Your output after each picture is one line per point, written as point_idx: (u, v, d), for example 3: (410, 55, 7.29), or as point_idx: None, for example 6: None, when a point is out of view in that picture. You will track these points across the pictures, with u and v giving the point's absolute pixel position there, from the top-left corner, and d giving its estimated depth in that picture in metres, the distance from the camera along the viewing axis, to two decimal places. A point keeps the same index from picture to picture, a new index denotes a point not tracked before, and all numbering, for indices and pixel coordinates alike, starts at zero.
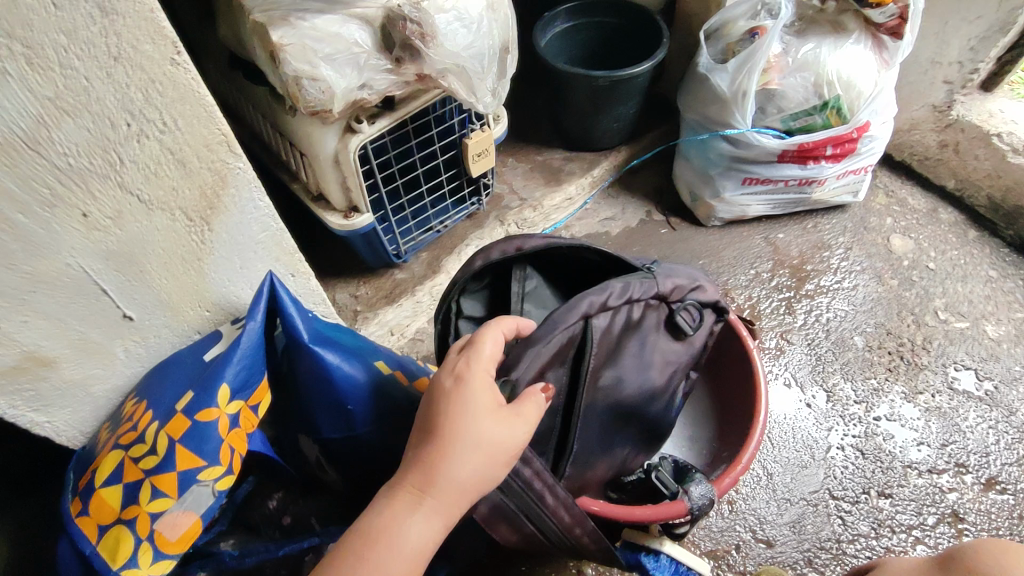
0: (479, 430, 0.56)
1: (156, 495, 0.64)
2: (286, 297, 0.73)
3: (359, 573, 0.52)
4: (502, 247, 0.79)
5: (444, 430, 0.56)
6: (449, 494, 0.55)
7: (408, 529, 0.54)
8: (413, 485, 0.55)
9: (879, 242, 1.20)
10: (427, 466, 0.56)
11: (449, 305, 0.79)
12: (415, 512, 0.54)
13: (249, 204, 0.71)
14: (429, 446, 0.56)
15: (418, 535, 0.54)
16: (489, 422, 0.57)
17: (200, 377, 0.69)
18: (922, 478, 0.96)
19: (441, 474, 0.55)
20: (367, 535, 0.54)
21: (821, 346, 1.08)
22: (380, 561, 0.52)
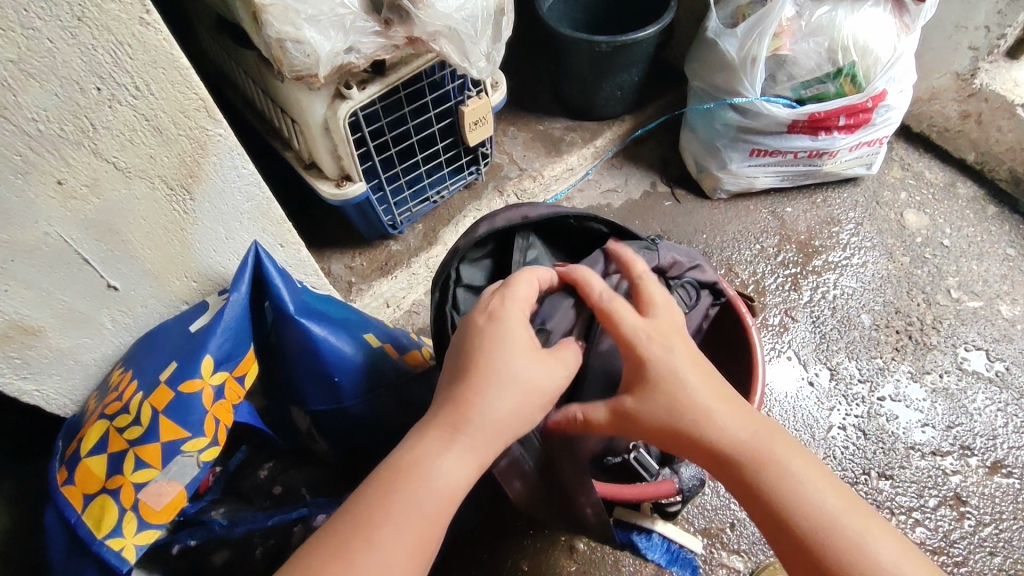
0: (517, 369, 0.56)
1: (140, 465, 0.64)
2: (272, 268, 0.72)
3: (394, 505, 0.51)
4: (503, 216, 0.77)
5: (480, 366, 0.55)
6: (484, 431, 0.54)
7: (442, 465, 0.53)
8: (446, 421, 0.54)
9: (892, 218, 1.16)
10: (460, 402, 0.55)
11: (449, 272, 0.75)
12: (449, 447, 0.53)
13: (231, 171, 0.69)
14: (465, 383, 0.55)
15: (452, 472, 0.53)
16: (527, 361, 0.56)
17: (184, 347, 0.68)
18: (925, 460, 0.94)
19: (476, 411, 0.54)
20: (399, 467, 0.53)
21: (826, 325, 1.05)
22: (414, 496, 0.52)
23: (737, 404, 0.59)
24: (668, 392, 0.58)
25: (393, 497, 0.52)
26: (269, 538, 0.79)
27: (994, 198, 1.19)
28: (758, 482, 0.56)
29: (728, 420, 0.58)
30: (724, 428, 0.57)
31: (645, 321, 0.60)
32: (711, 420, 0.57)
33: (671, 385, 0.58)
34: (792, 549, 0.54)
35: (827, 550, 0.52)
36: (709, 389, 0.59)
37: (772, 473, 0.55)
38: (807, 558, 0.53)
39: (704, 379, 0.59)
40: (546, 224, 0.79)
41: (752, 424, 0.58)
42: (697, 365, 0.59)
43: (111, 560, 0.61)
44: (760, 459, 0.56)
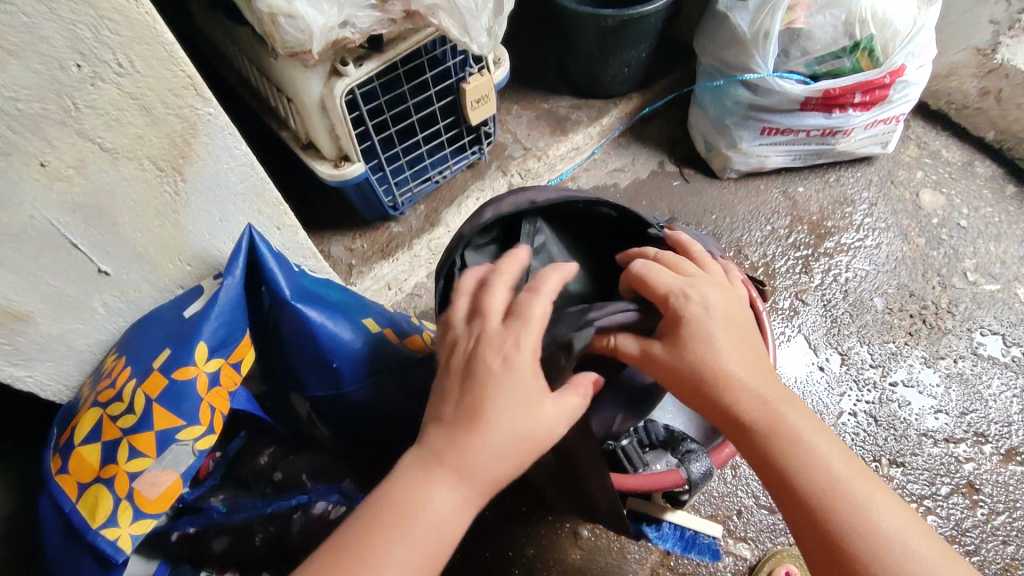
0: (523, 419, 0.52)
1: (134, 455, 0.63)
2: (267, 251, 0.70)
3: (380, 549, 0.48)
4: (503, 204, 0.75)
5: (487, 411, 0.51)
6: (481, 479, 0.51)
7: (435, 508, 0.50)
8: (445, 462, 0.51)
9: (907, 198, 1.12)
10: (460, 445, 0.51)
11: (453, 259, 0.72)
12: (442, 490, 0.51)
13: (224, 152, 0.66)
14: (466, 409, 0.53)
15: (444, 516, 0.50)
16: (534, 413, 0.52)
17: (177, 333, 0.66)
18: (938, 447, 0.92)
19: (476, 460, 0.51)
20: (391, 507, 0.50)
21: (837, 309, 1.02)
22: (401, 539, 0.49)
23: (764, 373, 0.59)
24: (697, 352, 0.58)
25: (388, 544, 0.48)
26: (269, 525, 0.78)
27: (1013, 177, 1.15)
28: (774, 447, 0.55)
29: (752, 380, 0.58)
30: (747, 391, 0.57)
31: (683, 283, 0.62)
32: (735, 383, 0.57)
33: (700, 344, 0.58)
34: (795, 508, 0.54)
35: (834, 514, 0.52)
36: (737, 353, 0.59)
37: (789, 439, 0.55)
38: (812, 522, 0.53)
39: (735, 343, 0.59)
40: (553, 209, 0.77)
41: (778, 392, 0.58)
42: (729, 328, 0.60)
43: (107, 549, 0.61)
44: (779, 424, 0.56)
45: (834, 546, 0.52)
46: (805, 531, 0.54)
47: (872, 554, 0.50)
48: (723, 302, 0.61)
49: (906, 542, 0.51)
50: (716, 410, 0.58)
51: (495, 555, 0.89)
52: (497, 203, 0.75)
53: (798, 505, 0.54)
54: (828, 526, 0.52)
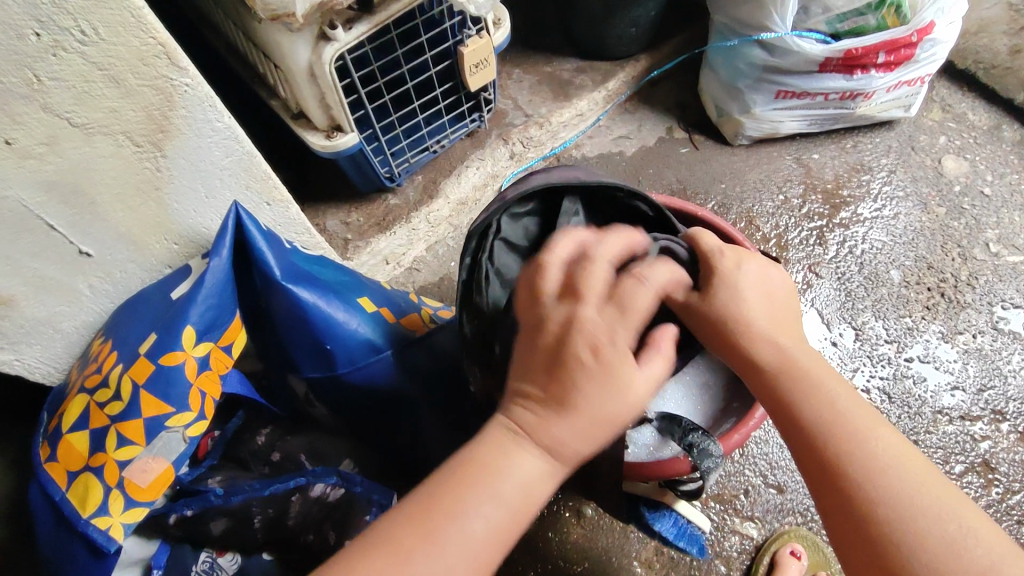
0: (604, 406, 0.49)
1: (122, 442, 0.61)
2: (254, 229, 0.67)
3: (446, 509, 0.47)
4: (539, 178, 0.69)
5: (569, 403, 0.49)
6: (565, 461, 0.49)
7: (518, 468, 0.49)
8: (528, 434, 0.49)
9: (928, 164, 1.07)
10: (541, 426, 0.49)
11: (490, 222, 0.66)
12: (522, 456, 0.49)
13: (205, 126, 0.62)
14: (546, 380, 0.50)
15: (525, 475, 0.49)
16: (617, 398, 0.49)
17: (164, 317, 0.64)
18: (953, 425, 0.89)
19: (561, 443, 0.49)
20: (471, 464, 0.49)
21: (852, 282, 0.98)
22: (472, 498, 0.47)
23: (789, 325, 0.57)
24: (720, 296, 0.57)
25: (448, 529, 0.46)
26: (268, 508, 0.76)
27: None
28: (782, 384, 0.54)
29: (769, 324, 0.56)
30: (761, 329, 0.56)
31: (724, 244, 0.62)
32: (754, 326, 0.56)
33: (724, 291, 0.58)
34: (798, 443, 0.53)
35: (833, 444, 0.50)
36: (765, 307, 0.57)
37: (799, 377, 0.53)
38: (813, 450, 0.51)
39: (768, 300, 0.58)
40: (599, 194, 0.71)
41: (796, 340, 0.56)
42: (762, 282, 0.58)
43: (98, 539, 0.59)
44: (790, 360, 0.54)
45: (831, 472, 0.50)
46: (806, 462, 0.52)
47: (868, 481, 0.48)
48: (762, 270, 0.59)
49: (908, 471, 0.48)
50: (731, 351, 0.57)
51: None
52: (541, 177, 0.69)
53: (802, 436, 0.52)
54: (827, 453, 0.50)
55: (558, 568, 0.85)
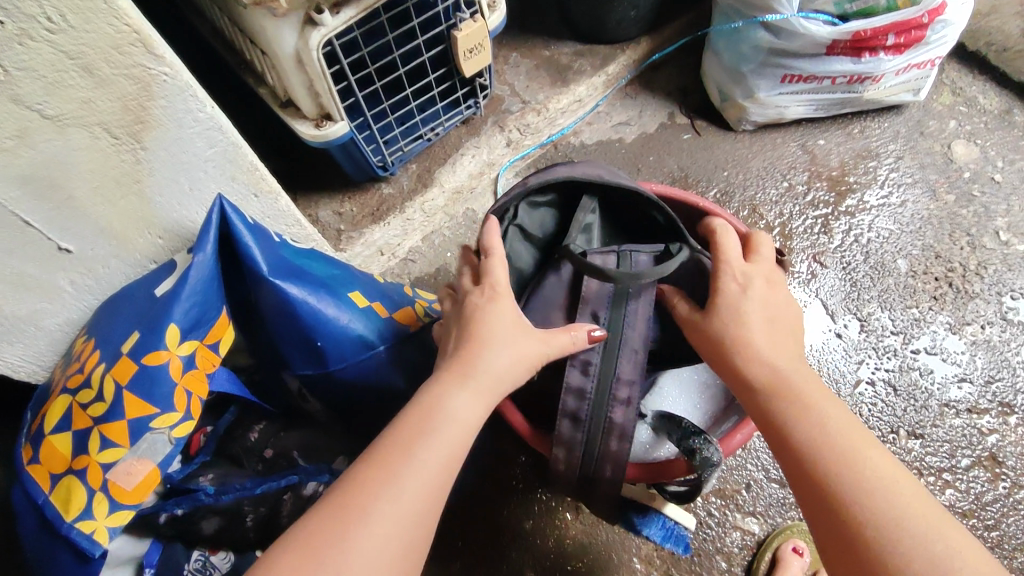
0: (507, 335, 0.57)
1: (106, 445, 0.59)
2: (240, 223, 0.65)
3: (398, 456, 0.50)
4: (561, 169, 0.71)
5: (475, 337, 0.57)
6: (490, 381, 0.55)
7: (454, 406, 0.53)
8: (455, 372, 0.55)
9: (937, 150, 1.04)
10: (463, 359, 0.56)
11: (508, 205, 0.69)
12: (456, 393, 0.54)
13: (185, 116, 0.60)
14: (461, 336, 0.57)
15: (463, 410, 0.54)
16: (517, 331, 0.58)
17: (148, 315, 0.62)
18: (960, 418, 0.87)
19: (481, 363, 0.55)
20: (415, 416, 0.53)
21: (857, 272, 0.96)
22: (421, 437, 0.52)
23: (790, 344, 0.57)
24: (722, 317, 0.57)
25: (402, 464, 0.50)
26: (259, 507, 0.75)
27: None
28: (777, 405, 0.53)
29: (768, 346, 0.56)
30: (758, 352, 0.56)
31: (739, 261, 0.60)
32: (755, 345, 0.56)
33: (726, 309, 0.58)
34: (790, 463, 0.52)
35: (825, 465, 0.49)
36: (767, 331, 0.57)
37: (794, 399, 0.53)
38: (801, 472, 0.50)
39: (771, 322, 0.57)
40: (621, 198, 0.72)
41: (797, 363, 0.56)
42: (768, 302, 0.58)
43: (83, 544, 0.57)
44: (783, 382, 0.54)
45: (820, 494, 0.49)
46: (797, 482, 0.51)
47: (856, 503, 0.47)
48: (767, 292, 0.58)
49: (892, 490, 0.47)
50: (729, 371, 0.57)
51: (495, 530, 0.86)
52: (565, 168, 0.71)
53: (791, 457, 0.51)
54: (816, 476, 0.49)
55: (556, 565, 0.84)
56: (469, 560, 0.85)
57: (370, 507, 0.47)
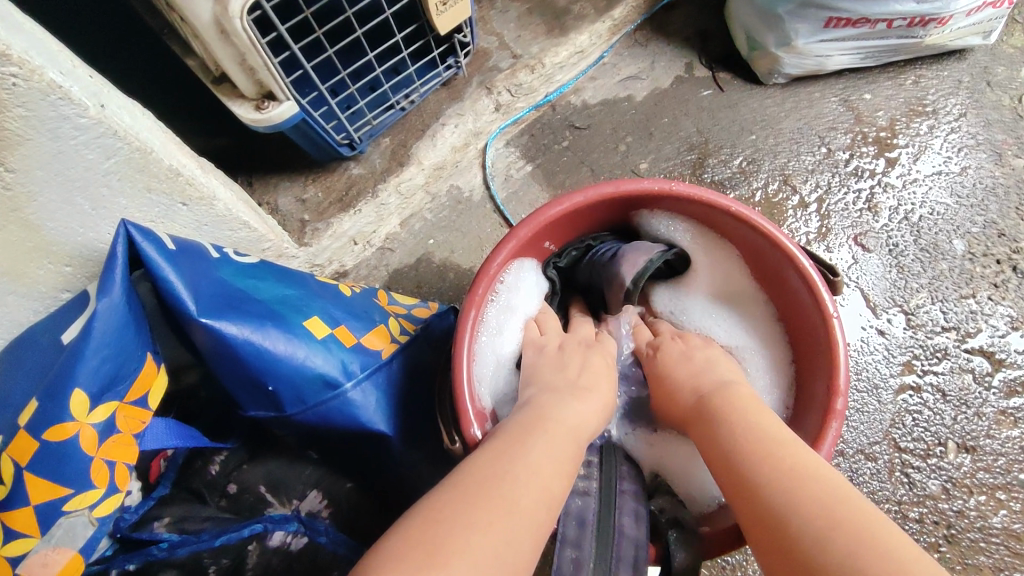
0: (602, 393, 0.53)
1: (9, 536, 0.48)
2: (152, 250, 0.53)
3: (523, 447, 0.45)
4: (636, 245, 0.63)
5: (585, 381, 0.53)
6: (597, 408, 0.52)
7: (569, 411, 0.50)
8: (567, 385, 0.52)
9: (1005, 104, 0.88)
10: (568, 377, 0.54)
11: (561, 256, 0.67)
12: (572, 401, 0.51)
13: (61, 125, 0.46)
14: (552, 376, 0.54)
15: (577, 415, 0.50)
16: (604, 384, 0.54)
17: (48, 375, 0.51)
18: (1018, 428, 0.75)
19: (592, 393, 0.53)
20: (526, 418, 0.49)
21: (906, 256, 0.82)
22: (543, 438, 0.46)
23: (707, 370, 0.55)
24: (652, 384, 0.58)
25: (521, 456, 0.44)
26: (222, 557, 0.64)
27: None
28: (714, 411, 0.50)
29: (682, 372, 0.56)
30: (680, 385, 0.55)
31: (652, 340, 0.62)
32: (674, 393, 0.55)
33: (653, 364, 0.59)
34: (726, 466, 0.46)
35: (758, 456, 0.44)
36: (686, 369, 0.56)
37: (721, 404, 0.50)
38: (724, 465, 0.46)
39: (686, 363, 0.57)
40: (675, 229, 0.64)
41: (718, 382, 0.53)
42: (677, 350, 0.59)
43: None
44: (703, 405, 0.51)
45: (737, 489, 0.44)
46: (731, 482, 0.45)
47: (762, 497, 0.42)
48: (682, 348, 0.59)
49: (820, 492, 0.40)
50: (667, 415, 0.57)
51: None
52: (643, 249, 0.62)
53: (716, 459, 0.47)
54: (737, 467, 0.45)
55: None
56: None
57: (499, 488, 0.41)
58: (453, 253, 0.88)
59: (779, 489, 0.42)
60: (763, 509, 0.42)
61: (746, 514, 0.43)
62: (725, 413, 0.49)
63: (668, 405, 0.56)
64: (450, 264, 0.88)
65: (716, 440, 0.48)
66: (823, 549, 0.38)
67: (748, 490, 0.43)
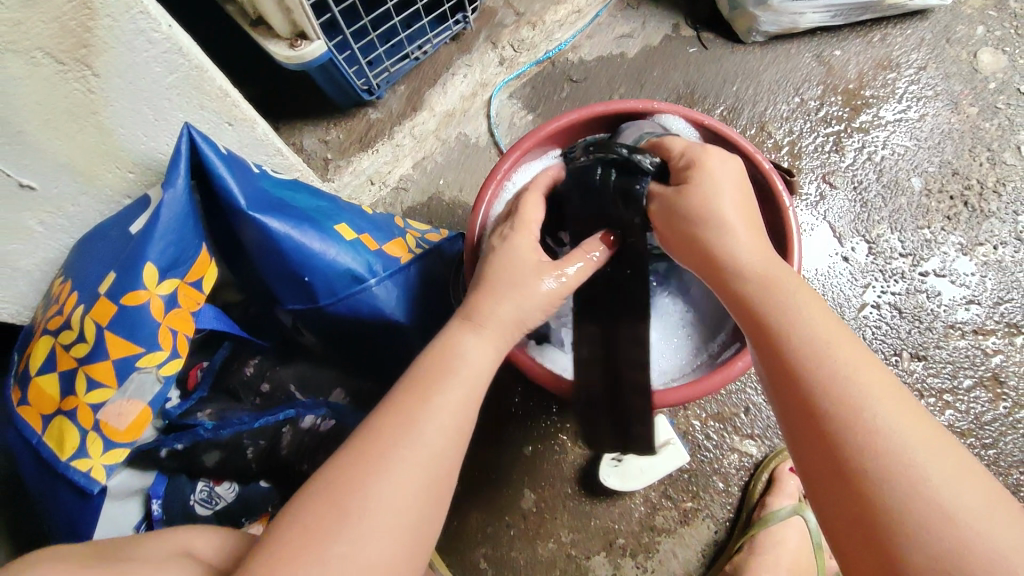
0: (508, 302, 0.54)
1: (93, 386, 0.58)
2: (212, 153, 0.61)
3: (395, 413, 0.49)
4: (650, 122, 0.69)
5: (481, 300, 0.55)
6: (496, 328, 0.54)
7: (464, 352, 0.52)
8: (467, 319, 0.54)
9: (963, 59, 0.97)
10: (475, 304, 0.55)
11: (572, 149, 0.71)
12: (468, 339, 0.53)
13: (138, 38, 0.55)
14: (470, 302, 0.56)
15: (472, 356, 0.52)
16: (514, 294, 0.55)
17: (123, 254, 0.59)
18: (965, 340, 0.85)
19: (489, 312, 0.54)
20: (423, 372, 0.51)
21: (869, 192, 0.91)
22: (428, 390, 0.50)
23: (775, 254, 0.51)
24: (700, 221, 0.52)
25: (409, 420, 0.48)
26: (259, 439, 0.74)
27: None
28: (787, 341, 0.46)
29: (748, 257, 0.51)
30: (742, 246, 0.51)
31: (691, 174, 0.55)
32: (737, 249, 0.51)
33: (692, 190, 0.53)
34: (804, 416, 0.44)
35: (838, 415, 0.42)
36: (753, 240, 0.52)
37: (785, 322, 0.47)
38: (796, 393, 0.45)
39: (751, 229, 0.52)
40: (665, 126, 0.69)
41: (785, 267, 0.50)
42: (724, 174, 0.54)
43: (80, 480, 0.58)
44: (776, 306, 0.48)
45: (815, 417, 0.43)
46: (807, 434, 0.44)
47: (858, 424, 0.41)
48: (735, 200, 0.53)
49: (911, 470, 0.39)
50: (703, 258, 0.53)
51: (493, 451, 0.88)
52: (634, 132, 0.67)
53: (796, 401, 0.45)
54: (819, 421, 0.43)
55: (556, 487, 0.86)
56: (467, 481, 0.87)
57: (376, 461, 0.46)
58: (461, 191, 0.97)
59: (889, 420, 0.41)
60: (856, 439, 0.41)
61: (823, 444, 0.43)
62: (805, 352, 0.45)
63: (725, 272, 0.51)
64: (458, 201, 0.97)
65: (783, 354, 0.46)
66: (951, 492, 0.38)
67: (837, 423, 0.42)
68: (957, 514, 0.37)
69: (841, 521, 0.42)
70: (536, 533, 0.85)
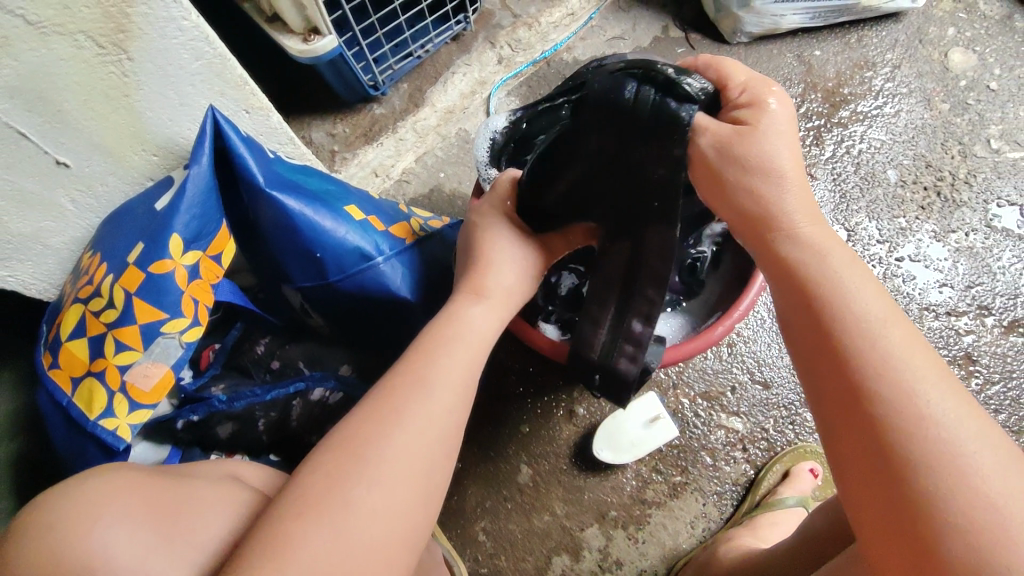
0: (505, 277, 0.63)
1: (121, 348, 0.63)
2: (234, 135, 0.66)
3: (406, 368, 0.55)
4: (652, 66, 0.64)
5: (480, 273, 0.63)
6: (500, 297, 0.62)
7: (472, 318, 0.59)
8: (472, 288, 0.61)
9: (935, 58, 1.03)
10: (476, 276, 0.62)
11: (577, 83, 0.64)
12: (475, 306, 0.60)
13: (169, 25, 0.59)
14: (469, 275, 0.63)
15: (478, 322, 0.59)
16: (510, 271, 0.63)
17: (151, 227, 0.64)
18: (939, 321, 0.90)
19: (492, 282, 0.62)
20: (435, 334, 0.57)
21: (847, 183, 0.97)
22: (441, 346, 0.56)
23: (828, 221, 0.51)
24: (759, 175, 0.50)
25: (420, 374, 0.53)
26: (270, 412, 0.78)
27: None
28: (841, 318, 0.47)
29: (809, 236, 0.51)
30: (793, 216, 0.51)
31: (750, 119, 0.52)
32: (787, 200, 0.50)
33: (754, 137, 0.50)
34: (849, 392, 0.45)
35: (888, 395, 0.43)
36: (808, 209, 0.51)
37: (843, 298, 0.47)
38: (841, 368, 0.45)
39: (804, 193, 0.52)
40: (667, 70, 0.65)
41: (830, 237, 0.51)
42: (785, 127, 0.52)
43: (107, 438, 0.62)
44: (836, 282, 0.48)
45: (861, 398, 0.44)
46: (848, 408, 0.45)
47: (911, 410, 0.42)
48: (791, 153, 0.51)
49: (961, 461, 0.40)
50: (749, 216, 0.52)
51: (491, 428, 0.92)
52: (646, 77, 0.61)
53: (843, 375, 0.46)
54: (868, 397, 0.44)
55: (550, 461, 0.90)
56: (466, 457, 0.91)
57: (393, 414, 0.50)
58: (461, 183, 1.03)
59: (941, 408, 0.42)
60: (906, 424, 0.42)
61: (865, 427, 0.43)
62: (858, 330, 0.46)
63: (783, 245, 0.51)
64: (458, 193, 1.02)
65: (831, 328, 0.47)
66: (994, 484, 0.39)
67: (882, 403, 0.43)
68: (1003, 509, 0.39)
69: (874, 502, 0.43)
70: (532, 506, 0.89)
